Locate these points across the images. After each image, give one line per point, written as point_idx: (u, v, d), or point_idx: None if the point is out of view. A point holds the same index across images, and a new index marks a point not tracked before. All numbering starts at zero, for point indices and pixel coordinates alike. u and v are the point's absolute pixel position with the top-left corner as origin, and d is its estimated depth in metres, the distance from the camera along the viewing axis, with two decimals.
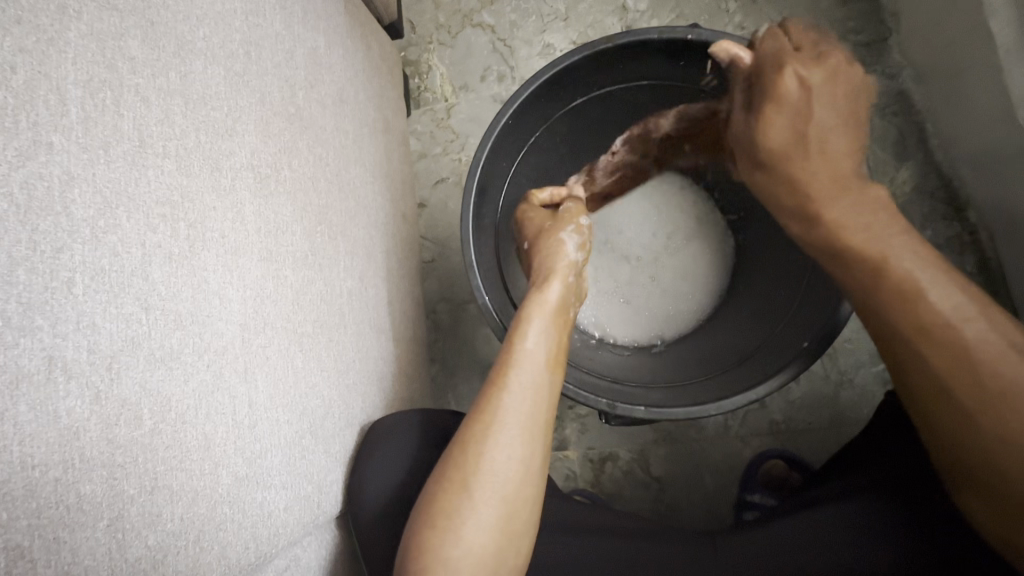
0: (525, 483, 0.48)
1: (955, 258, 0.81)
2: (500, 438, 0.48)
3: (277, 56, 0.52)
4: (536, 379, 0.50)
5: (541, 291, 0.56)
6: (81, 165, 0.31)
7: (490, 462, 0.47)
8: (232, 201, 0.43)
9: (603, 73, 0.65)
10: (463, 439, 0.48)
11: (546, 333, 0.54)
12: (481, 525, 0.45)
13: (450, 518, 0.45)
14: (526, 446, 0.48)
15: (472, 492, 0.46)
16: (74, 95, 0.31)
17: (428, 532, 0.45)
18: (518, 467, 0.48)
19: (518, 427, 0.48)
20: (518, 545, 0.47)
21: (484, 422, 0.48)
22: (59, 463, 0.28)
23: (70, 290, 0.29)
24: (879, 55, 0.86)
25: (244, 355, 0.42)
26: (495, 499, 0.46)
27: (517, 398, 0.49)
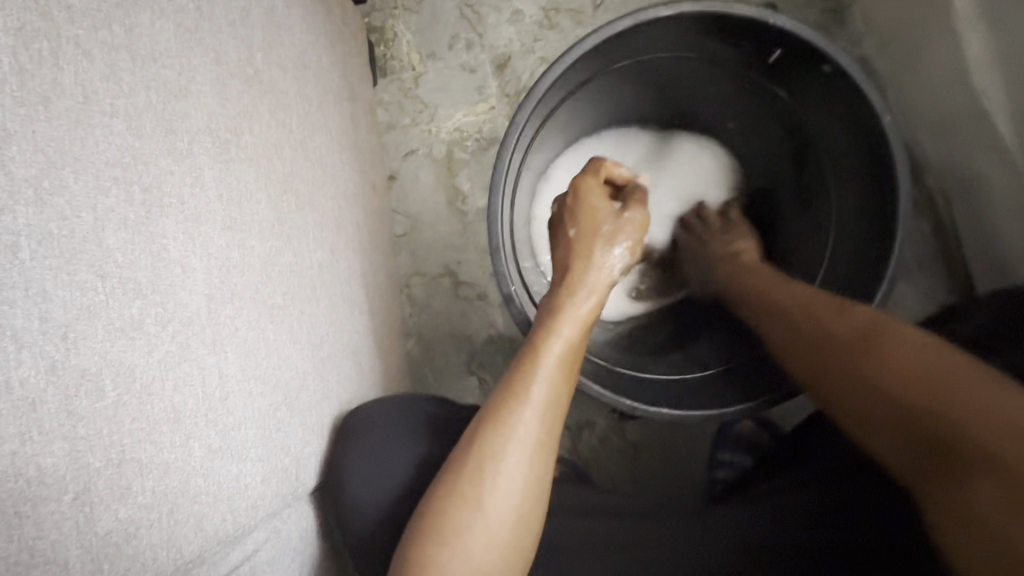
0: (534, 500, 0.47)
1: (912, 221, 0.84)
2: (515, 455, 0.46)
3: (232, 14, 0.50)
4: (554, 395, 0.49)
5: (572, 301, 0.53)
6: (18, 121, 0.29)
7: (501, 473, 0.46)
8: (190, 165, 0.41)
9: (635, 44, 0.62)
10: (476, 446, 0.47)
11: (569, 347, 0.51)
12: (485, 536, 0.45)
13: (455, 524, 0.45)
14: (539, 463, 0.47)
15: (483, 507, 0.45)
16: (5, 44, 0.29)
17: (431, 530, 0.45)
18: (531, 482, 0.47)
19: (532, 444, 0.47)
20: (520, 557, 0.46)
21: (499, 430, 0.47)
22: (15, 436, 0.26)
23: (15, 254, 0.27)
24: (842, 21, 0.87)
25: (212, 326, 0.40)
26: (505, 516, 0.45)
27: (534, 413, 0.48)
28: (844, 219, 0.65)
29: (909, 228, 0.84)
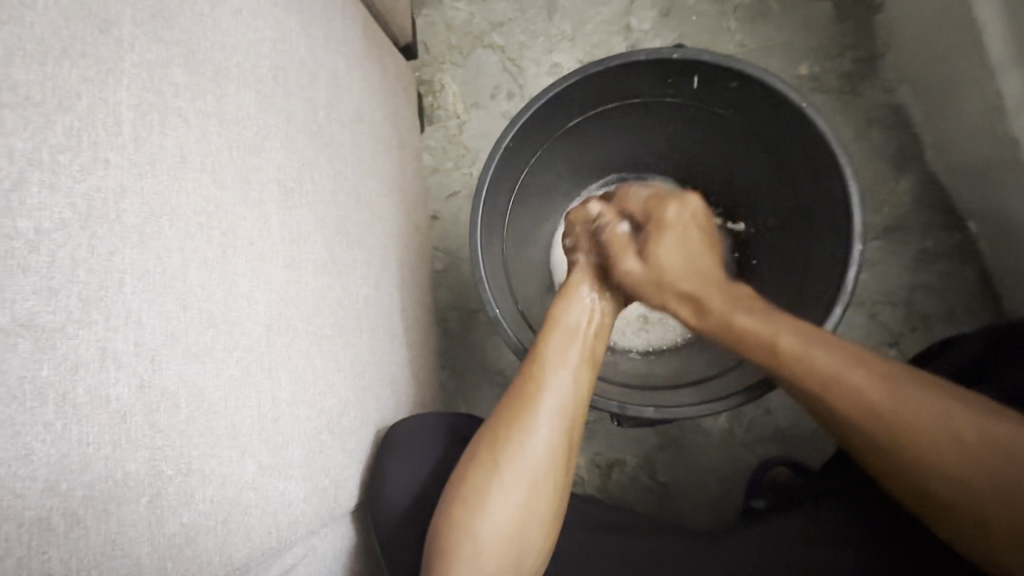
0: (551, 472, 0.51)
1: (955, 267, 0.82)
2: (532, 425, 0.51)
3: (302, 80, 0.57)
4: (565, 369, 0.54)
5: (571, 298, 0.60)
6: (132, 179, 0.35)
7: (522, 451, 0.50)
8: (260, 211, 0.47)
9: (619, 90, 0.67)
10: (494, 433, 0.52)
11: (575, 335, 0.57)
12: (507, 506, 0.48)
13: (479, 478, 0.49)
14: (555, 436, 0.51)
15: (503, 469, 0.49)
16: (127, 118, 0.35)
17: (455, 511, 0.49)
18: (550, 452, 0.51)
19: (549, 415, 0.52)
20: (541, 529, 0.50)
21: (518, 414, 0.52)
22: (109, 442, 0.31)
23: (121, 289, 0.33)
24: (876, 70, 0.88)
25: (269, 352, 0.45)
26: (524, 479, 0.49)
27: (548, 401, 0.52)
28: (819, 262, 0.62)
29: (954, 273, 0.82)
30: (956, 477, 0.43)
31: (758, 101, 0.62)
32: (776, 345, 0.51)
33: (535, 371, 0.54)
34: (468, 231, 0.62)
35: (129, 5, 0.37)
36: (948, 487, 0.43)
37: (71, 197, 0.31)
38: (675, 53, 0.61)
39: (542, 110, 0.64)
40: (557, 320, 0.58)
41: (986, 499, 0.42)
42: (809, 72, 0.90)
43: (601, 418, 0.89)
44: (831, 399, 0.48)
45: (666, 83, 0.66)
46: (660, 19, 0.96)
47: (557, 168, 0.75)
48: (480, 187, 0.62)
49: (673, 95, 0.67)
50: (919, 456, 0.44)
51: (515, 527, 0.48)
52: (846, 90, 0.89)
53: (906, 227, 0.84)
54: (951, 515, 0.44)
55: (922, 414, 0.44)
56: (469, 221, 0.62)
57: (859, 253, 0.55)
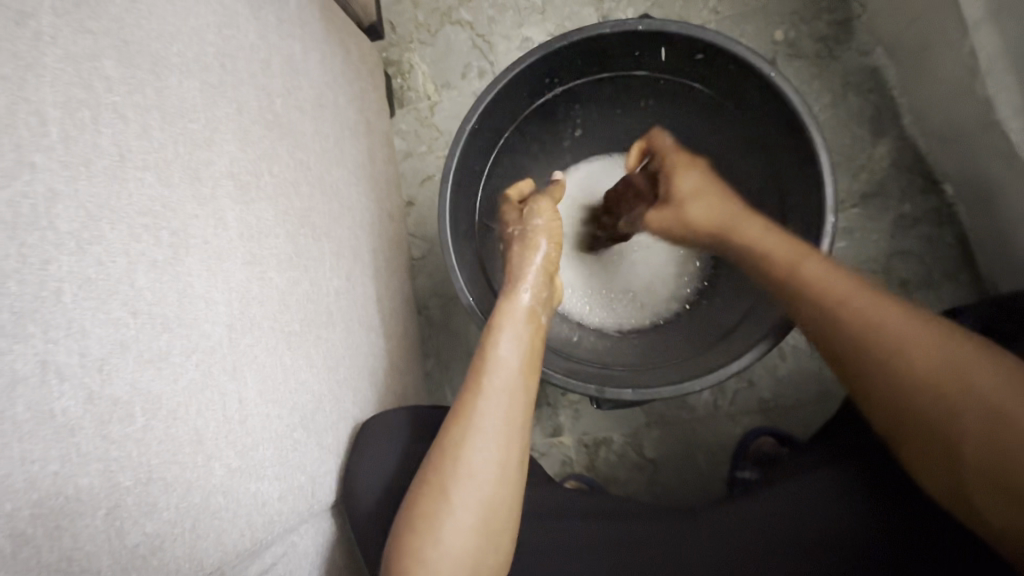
0: (500, 487, 0.50)
1: (933, 231, 0.82)
2: (477, 441, 0.50)
3: (253, 67, 0.54)
4: (509, 381, 0.53)
5: (511, 299, 0.58)
6: (64, 183, 0.33)
7: (466, 470, 0.49)
8: (213, 209, 0.45)
9: (586, 63, 0.65)
10: (438, 456, 0.50)
11: (519, 341, 0.56)
12: (456, 531, 0.47)
13: (425, 506, 0.48)
14: (502, 450, 0.51)
15: (450, 493, 0.48)
16: (53, 117, 0.33)
17: (410, 537, 0.48)
18: (498, 467, 0.50)
19: (494, 431, 0.51)
20: (498, 544, 0.49)
21: (458, 433, 0.51)
22: (57, 458, 0.30)
23: (59, 298, 0.31)
24: (852, 33, 0.86)
25: (232, 353, 0.44)
26: (473, 503, 0.48)
27: (489, 416, 0.51)
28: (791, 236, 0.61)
29: (932, 238, 0.82)
30: (960, 405, 0.42)
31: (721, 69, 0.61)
32: (769, 256, 0.55)
33: (473, 385, 0.53)
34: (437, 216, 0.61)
35: None
36: (910, 413, 0.45)
37: None
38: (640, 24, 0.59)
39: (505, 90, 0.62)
40: (498, 332, 0.56)
41: (957, 447, 0.42)
42: (783, 38, 0.88)
43: (586, 399, 0.89)
44: (820, 301, 0.51)
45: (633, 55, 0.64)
46: None
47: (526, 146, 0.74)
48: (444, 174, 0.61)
49: (641, 66, 0.66)
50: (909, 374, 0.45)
51: (467, 551, 0.47)
52: (822, 55, 0.87)
53: (883, 193, 0.84)
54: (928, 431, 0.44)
55: (906, 331, 0.46)
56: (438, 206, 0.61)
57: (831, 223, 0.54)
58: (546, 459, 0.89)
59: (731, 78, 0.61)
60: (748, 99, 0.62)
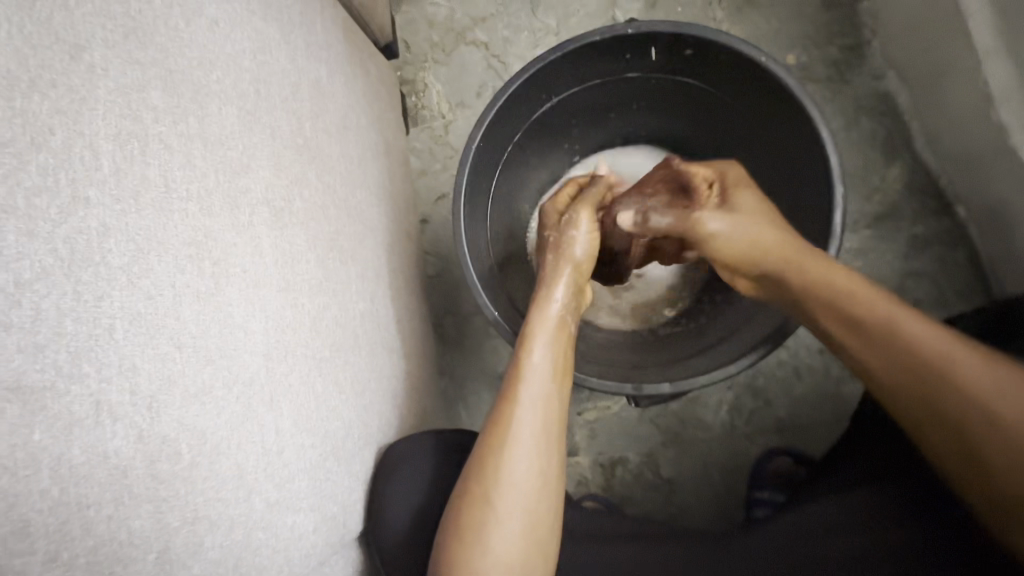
0: (543, 495, 0.50)
1: (947, 252, 0.83)
2: (515, 450, 0.50)
3: (285, 91, 0.54)
4: (544, 389, 0.53)
5: (541, 309, 0.57)
6: (116, 217, 0.32)
7: (506, 479, 0.49)
8: (250, 236, 0.44)
9: (585, 69, 0.65)
10: (478, 465, 0.50)
11: (553, 349, 0.55)
12: (505, 539, 0.48)
13: (471, 519, 0.48)
14: (541, 455, 0.51)
15: (495, 504, 0.49)
16: (105, 149, 0.33)
17: (457, 548, 0.48)
18: (536, 475, 0.50)
19: (531, 438, 0.51)
20: (544, 552, 0.49)
21: (495, 442, 0.51)
22: (111, 501, 0.29)
23: (112, 335, 0.31)
24: (863, 57, 0.88)
25: (269, 384, 0.43)
26: (518, 510, 0.49)
27: (524, 428, 0.51)
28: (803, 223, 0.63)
29: (944, 258, 0.83)
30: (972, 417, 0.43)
31: (793, 115, 0.61)
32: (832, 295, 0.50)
33: (507, 394, 0.53)
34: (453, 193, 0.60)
35: (98, 26, 0.34)
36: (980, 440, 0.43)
37: (51, 242, 0.29)
38: (631, 28, 0.59)
39: (575, 51, 0.61)
40: (532, 337, 0.55)
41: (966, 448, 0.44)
42: (796, 61, 0.89)
43: (602, 418, 0.89)
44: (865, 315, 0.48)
45: (624, 59, 0.65)
46: (646, 9, 0.94)
47: (566, 123, 0.73)
48: (473, 136, 0.60)
49: (633, 70, 0.66)
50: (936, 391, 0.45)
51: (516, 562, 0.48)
52: (833, 79, 0.88)
53: (896, 213, 0.85)
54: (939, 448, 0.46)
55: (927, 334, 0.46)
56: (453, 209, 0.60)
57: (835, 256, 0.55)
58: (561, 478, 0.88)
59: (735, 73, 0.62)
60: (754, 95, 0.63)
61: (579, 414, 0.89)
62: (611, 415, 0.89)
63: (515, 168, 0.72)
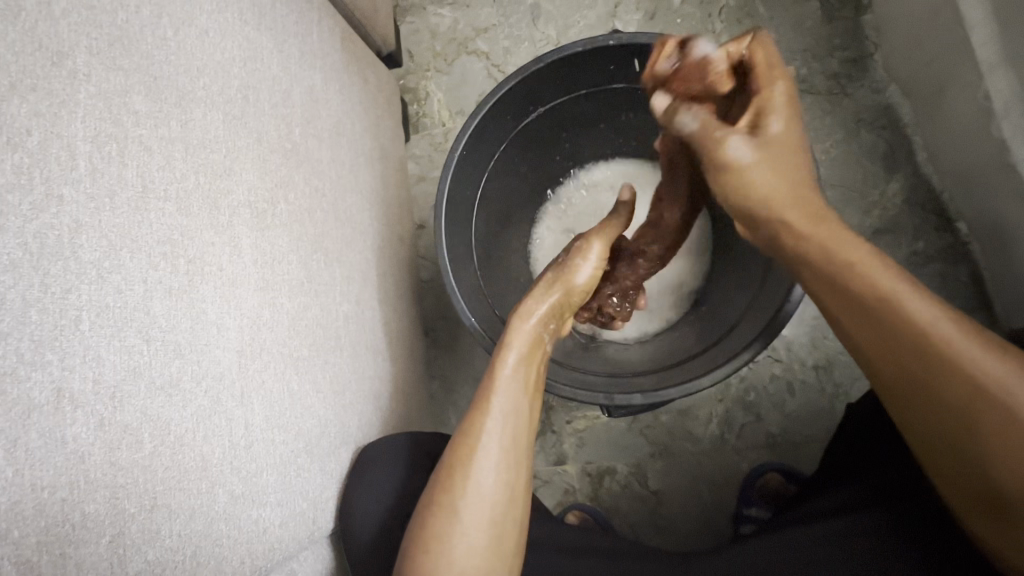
0: (509, 508, 0.50)
1: (948, 269, 0.81)
2: (481, 464, 0.50)
3: (275, 98, 0.56)
4: (514, 404, 0.53)
5: (520, 319, 0.58)
6: (90, 214, 0.34)
7: (473, 491, 0.49)
8: (229, 236, 0.46)
9: (571, 78, 0.67)
10: (445, 477, 0.50)
11: (525, 363, 0.55)
12: (468, 551, 0.48)
13: (434, 531, 0.48)
14: (507, 470, 0.51)
15: (460, 517, 0.48)
16: (82, 150, 0.35)
17: (421, 560, 0.48)
18: (502, 489, 0.50)
19: (499, 453, 0.51)
20: (507, 565, 0.49)
21: (461, 455, 0.51)
22: (66, 485, 0.31)
23: (78, 326, 0.32)
24: (864, 70, 0.87)
25: (241, 379, 0.44)
26: (481, 524, 0.49)
27: (493, 439, 0.51)
28: None
29: (945, 276, 0.81)
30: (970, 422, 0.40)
31: None
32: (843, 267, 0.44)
33: (479, 408, 0.53)
34: (436, 198, 0.62)
35: (84, 34, 0.36)
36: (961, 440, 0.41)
37: (21, 236, 0.30)
38: (613, 39, 0.61)
39: (557, 63, 0.63)
40: (504, 352, 0.55)
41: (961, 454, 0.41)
42: (795, 73, 0.89)
43: (591, 427, 0.88)
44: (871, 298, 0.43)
45: (609, 69, 0.66)
46: (645, 21, 0.95)
47: (554, 134, 0.74)
48: (456, 146, 0.62)
49: (619, 80, 0.68)
50: (942, 383, 0.40)
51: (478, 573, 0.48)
52: (833, 91, 0.88)
53: (895, 229, 0.83)
54: (940, 459, 0.43)
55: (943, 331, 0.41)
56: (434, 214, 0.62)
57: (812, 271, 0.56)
58: (548, 486, 0.88)
59: None
60: None
61: (568, 422, 0.89)
62: (600, 425, 0.88)
63: (503, 176, 0.73)
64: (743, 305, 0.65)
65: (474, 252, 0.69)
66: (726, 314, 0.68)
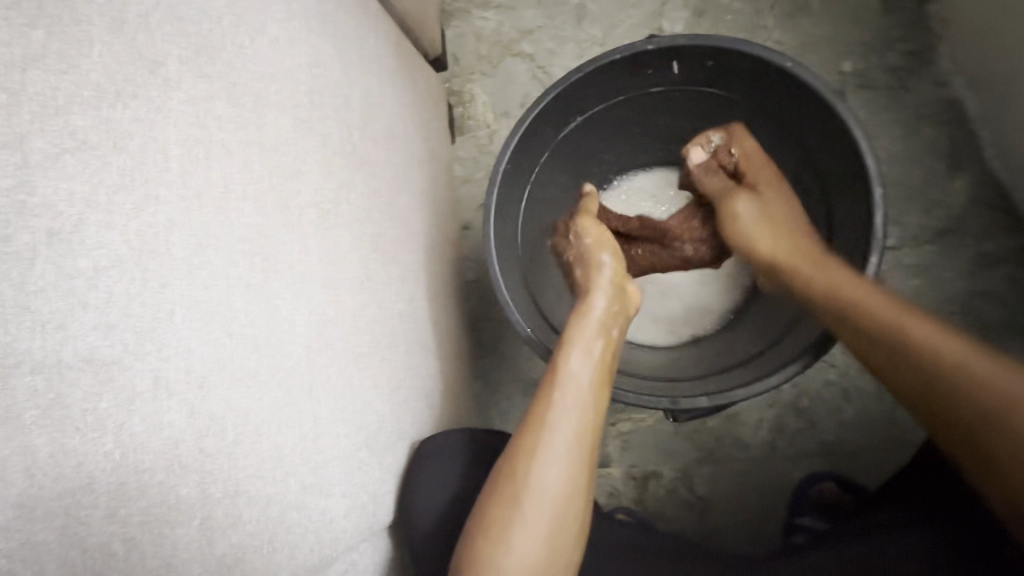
0: (570, 501, 0.50)
1: (1020, 272, 0.77)
2: (546, 456, 0.50)
3: (337, 102, 0.58)
4: (580, 399, 0.53)
5: (582, 316, 0.59)
6: (181, 213, 0.36)
7: (535, 483, 0.50)
8: (298, 235, 0.48)
9: (609, 86, 0.66)
10: (507, 465, 0.51)
11: (590, 358, 0.56)
12: (528, 540, 0.48)
13: (496, 517, 0.49)
14: (571, 462, 0.51)
15: (522, 506, 0.49)
16: (175, 153, 0.37)
17: (479, 545, 0.48)
18: (566, 480, 0.50)
19: (564, 445, 0.51)
20: (565, 557, 0.49)
21: (527, 445, 0.51)
22: (163, 468, 0.32)
23: (172, 319, 0.34)
24: (926, 64, 0.84)
25: (309, 374, 0.46)
26: (543, 514, 0.49)
27: (558, 431, 0.52)
28: (841, 220, 0.61)
29: (1017, 279, 0.77)
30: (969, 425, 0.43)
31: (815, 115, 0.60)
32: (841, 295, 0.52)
33: (545, 400, 0.53)
34: (484, 204, 0.62)
35: (175, 44, 0.38)
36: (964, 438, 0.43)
37: (125, 233, 0.32)
38: (648, 44, 0.61)
39: (597, 71, 0.63)
40: (569, 347, 0.56)
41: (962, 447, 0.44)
42: (852, 69, 0.86)
43: (636, 430, 0.87)
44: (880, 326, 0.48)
45: (645, 74, 0.66)
46: (693, 20, 0.93)
47: (597, 141, 0.74)
48: (501, 157, 0.63)
49: (655, 84, 0.67)
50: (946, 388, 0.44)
51: (538, 563, 0.48)
52: (892, 87, 0.84)
53: (961, 230, 0.80)
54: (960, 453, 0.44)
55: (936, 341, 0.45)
56: (482, 224, 0.62)
57: (875, 265, 0.54)
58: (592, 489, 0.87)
59: (761, 79, 0.62)
60: (784, 99, 0.62)
61: (612, 424, 0.88)
62: (645, 428, 0.87)
63: (552, 176, 0.73)
64: (802, 303, 0.64)
65: (519, 255, 0.69)
66: (783, 315, 0.66)
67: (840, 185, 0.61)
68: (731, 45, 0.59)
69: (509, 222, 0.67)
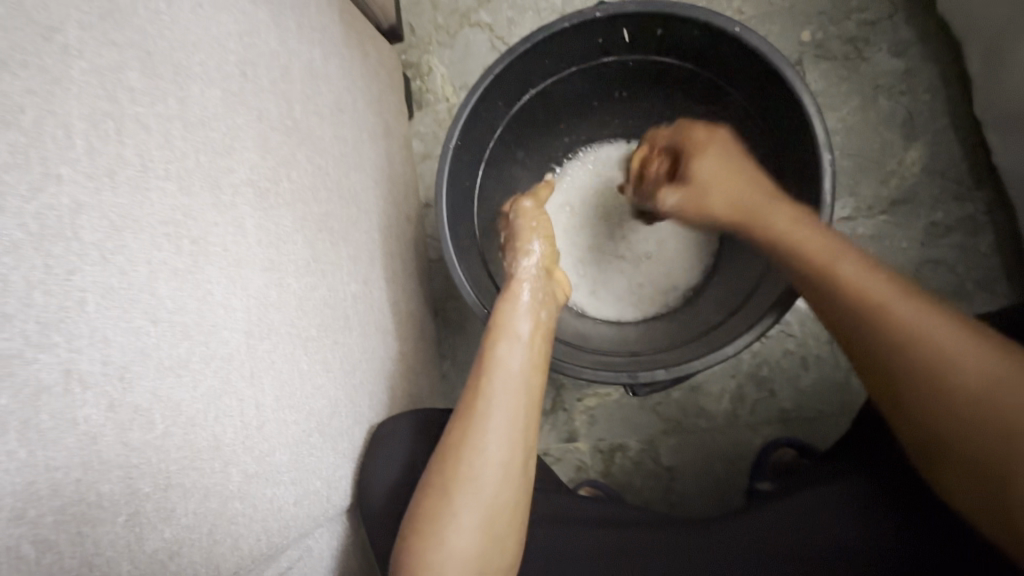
0: (507, 485, 0.50)
1: (969, 239, 0.79)
2: (481, 442, 0.50)
3: (273, 74, 0.55)
4: (514, 385, 0.53)
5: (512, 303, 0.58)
6: (89, 194, 0.34)
7: (468, 472, 0.49)
8: (233, 215, 0.45)
9: (562, 54, 0.64)
10: (438, 460, 0.50)
11: (521, 346, 0.55)
12: (463, 530, 0.47)
13: (431, 509, 0.48)
14: (507, 447, 0.50)
15: (455, 495, 0.48)
16: (79, 129, 0.34)
17: (413, 539, 0.47)
18: (503, 463, 0.50)
19: (498, 429, 0.51)
20: (501, 544, 0.48)
21: (461, 432, 0.51)
22: (79, 465, 0.31)
23: (83, 308, 0.32)
24: (882, 32, 0.84)
25: (250, 360, 0.44)
26: (477, 501, 0.48)
27: (492, 420, 0.51)
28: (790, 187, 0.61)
29: (964, 247, 0.79)
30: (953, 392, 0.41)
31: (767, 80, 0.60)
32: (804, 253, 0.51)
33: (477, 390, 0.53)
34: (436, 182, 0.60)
35: (74, 8, 0.35)
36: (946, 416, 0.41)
37: (22, 219, 0.30)
38: (599, 10, 0.59)
39: (548, 40, 0.61)
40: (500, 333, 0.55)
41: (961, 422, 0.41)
42: (811, 38, 0.85)
43: (602, 405, 0.88)
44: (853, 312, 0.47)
45: (598, 42, 0.64)
46: None
47: (554, 114, 0.72)
48: (452, 134, 0.60)
49: (609, 53, 0.66)
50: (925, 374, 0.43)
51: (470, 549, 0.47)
52: (850, 55, 0.84)
53: (914, 198, 0.81)
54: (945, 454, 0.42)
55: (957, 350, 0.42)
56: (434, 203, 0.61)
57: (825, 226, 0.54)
58: (560, 463, 0.88)
59: (713, 44, 0.60)
60: (738, 65, 0.61)
61: (579, 400, 0.89)
62: (610, 402, 0.88)
63: (509, 151, 0.71)
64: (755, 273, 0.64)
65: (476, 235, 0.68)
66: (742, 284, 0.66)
67: (792, 149, 0.61)
68: (682, 10, 0.57)
69: (463, 202, 0.66)
